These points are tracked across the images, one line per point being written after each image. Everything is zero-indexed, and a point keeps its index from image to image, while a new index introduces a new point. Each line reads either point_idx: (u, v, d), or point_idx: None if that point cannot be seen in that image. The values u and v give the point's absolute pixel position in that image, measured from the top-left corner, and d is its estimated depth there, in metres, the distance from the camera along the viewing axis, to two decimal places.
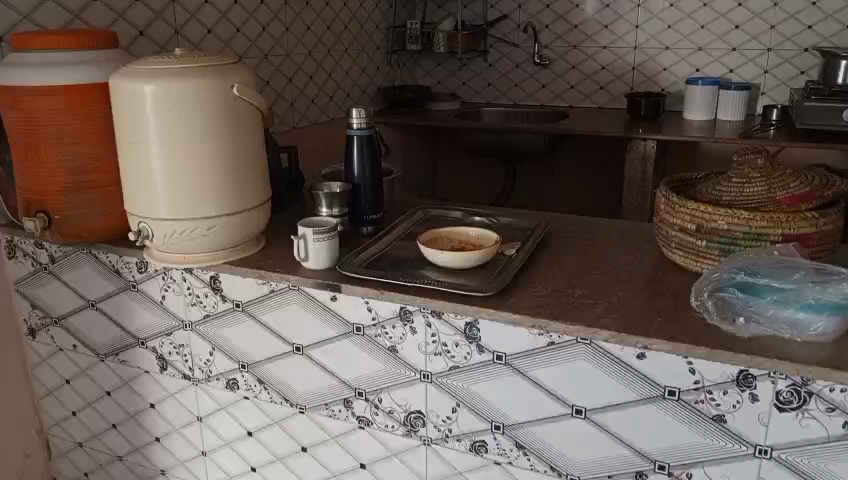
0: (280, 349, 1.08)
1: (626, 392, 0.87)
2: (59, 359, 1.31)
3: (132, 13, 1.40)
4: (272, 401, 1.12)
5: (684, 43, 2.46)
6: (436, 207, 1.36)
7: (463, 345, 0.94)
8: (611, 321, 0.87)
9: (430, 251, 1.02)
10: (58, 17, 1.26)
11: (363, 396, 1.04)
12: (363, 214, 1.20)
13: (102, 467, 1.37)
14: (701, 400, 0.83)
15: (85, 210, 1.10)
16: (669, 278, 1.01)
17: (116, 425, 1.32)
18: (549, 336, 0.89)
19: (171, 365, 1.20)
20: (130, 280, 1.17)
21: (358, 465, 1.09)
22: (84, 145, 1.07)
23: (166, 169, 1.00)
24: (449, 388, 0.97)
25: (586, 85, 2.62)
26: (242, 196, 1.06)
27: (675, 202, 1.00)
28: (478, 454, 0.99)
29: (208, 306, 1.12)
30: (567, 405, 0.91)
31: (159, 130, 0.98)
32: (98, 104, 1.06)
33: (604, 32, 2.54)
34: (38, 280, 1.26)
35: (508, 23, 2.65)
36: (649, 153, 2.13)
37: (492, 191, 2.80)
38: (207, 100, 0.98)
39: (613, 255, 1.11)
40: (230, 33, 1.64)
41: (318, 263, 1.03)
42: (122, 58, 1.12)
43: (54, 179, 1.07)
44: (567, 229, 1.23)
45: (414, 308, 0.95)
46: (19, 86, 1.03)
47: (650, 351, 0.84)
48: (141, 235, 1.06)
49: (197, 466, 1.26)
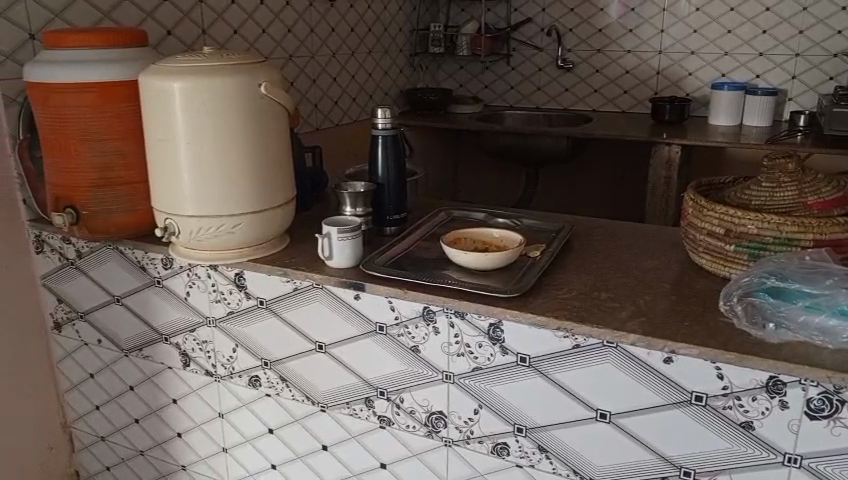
0: (302, 347, 1.08)
1: (652, 397, 0.86)
2: (83, 353, 1.32)
3: (160, 12, 1.41)
4: (293, 398, 1.12)
5: (709, 47, 2.44)
6: (459, 208, 1.35)
7: (487, 346, 0.94)
8: (637, 325, 0.86)
9: (453, 251, 1.01)
10: (89, 16, 1.27)
11: (384, 396, 1.04)
12: (386, 214, 1.20)
13: (123, 461, 1.38)
14: (729, 407, 0.82)
15: (114, 206, 1.11)
16: (694, 282, 0.99)
17: (138, 420, 1.33)
18: (574, 339, 0.88)
19: (193, 361, 1.21)
20: (155, 276, 1.18)
21: (378, 465, 1.09)
22: (112, 141, 1.08)
23: (193, 167, 1.01)
24: (471, 389, 0.97)
25: (610, 89, 2.61)
26: (267, 195, 1.06)
27: (703, 206, 0.98)
28: (500, 456, 0.98)
29: (232, 303, 1.12)
30: (591, 409, 0.90)
31: (186, 128, 0.99)
32: (127, 101, 1.08)
33: (629, 36, 2.52)
34: (64, 274, 1.27)
35: (532, 26, 2.65)
36: (673, 158, 2.12)
37: (513, 195, 2.78)
38: (231, 99, 0.98)
39: (638, 258, 1.09)
40: (256, 34, 1.66)
41: (342, 262, 1.04)
42: (152, 57, 1.13)
43: (83, 175, 1.08)
44: (591, 232, 1.22)
45: (438, 309, 0.95)
46: (51, 83, 1.05)
47: (677, 356, 0.83)
48: (167, 232, 1.07)
49: (218, 463, 1.27)
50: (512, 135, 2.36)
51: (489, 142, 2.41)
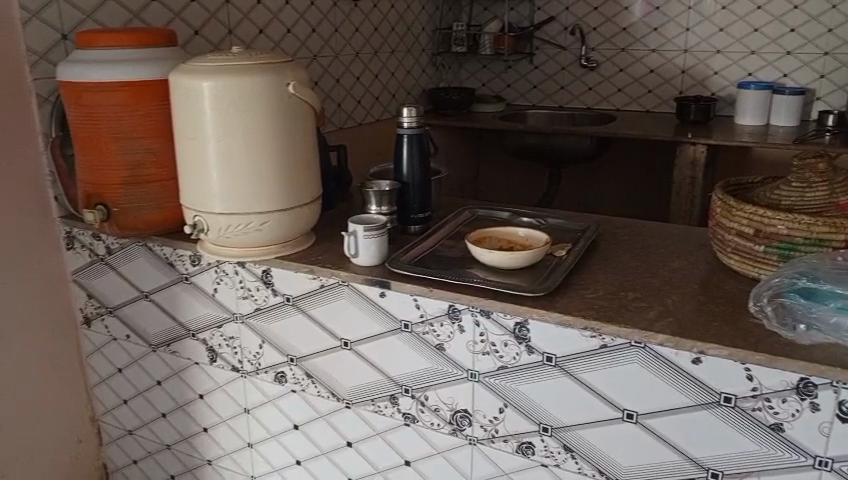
0: (328, 344, 1.09)
1: (680, 397, 0.85)
2: (112, 348, 1.34)
3: (188, 12, 1.42)
4: (319, 395, 1.13)
5: (735, 46, 2.41)
6: (484, 207, 1.35)
7: (512, 345, 0.94)
8: (665, 325, 0.86)
9: (478, 250, 1.02)
10: (119, 17, 1.29)
11: (409, 393, 1.04)
12: (411, 213, 1.21)
13: (150, 455, 1.40)
14: (758, 408, 0.81)
15: (144, 204, 1.13)
16: (722, 283, 0.99)
17: (165, 415, 1.35)
18: (601, 338, 0.87)
19: (220, 357, 1.22)
20: (183, 272, 1.20)
21: (402, 462, 1.09)
22: (142, 139, 1.10)
23: (222, 166, 1.02)
24: (496, 388, 0.97)
25: (634, 88, 2.59)
26: (295, 193, 1.07)
27: (732, 205, 0.98)
28: (525, 455, 0.98)
29: (259, 300, 1.13)
30: (618, 409, 0.90)
31: (215, 127, 1.00)
32: (157, 99, 1.09)
33: (653, 35, 2.50)
34: (94, 270, 1.29)
35: (555, 25, 2.63)
36: (698, 158, 2.10)
37: (536, 194, 2.78)
38: (258, 98, 0.99)
39: (665, 258, 1.09)
40: (281, 33, 1.67)
41: (368, 260, 1.05)
42: (181, 56, 1.15)
43: (115, 172, 1.10)
44: (617, 231, 1.21)
45: (463, 307, 0.95)
46: (84, 82, 1.06)
47: (706, 356, 0.82)
48: (196, 229, 1.08)
49: (244, 458, 1.28)
50: (535, 135, 2.35)
51: (512, 141, 2.41)
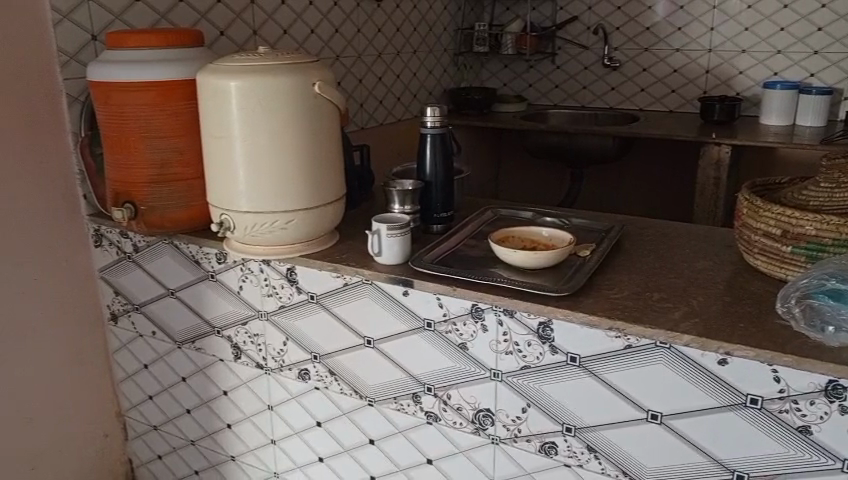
0: (351, 342, 1.10)
1: (705, 398, 0.85)
2: (138, 345, 1.36)
3: (214, 13, 1.44)
4: (342, 392, 1.14)
5: (761, 46, 2.38)
6: (506, 207, 1.35)
7: (536, 345, 0.94)
8: (691, 326, 0.85)
9: (501, 250, 1.02)
10: (147, 18, 1.31)
11: (432, 392, 1.05)
12: (434, 213, 1.21)
13: (174, 451, 1.42)
14: (785, 410, 0.80)
15: (170, 202, 1.15)
16: (748, 284, 0.98)
17: (189, 411, 1.36)
18: (626, 339, 0.87)
19: (245, 354, 1.23)
20: (209, 270, 1.21)
21: (425, 460, 1.10)
22: (169, 139, 1.12)
23: (247, 165, 1.03)
24: (520, 388, 0.97)
25: (657, 89, 2.57)
26: (319, 191, 1.08)
27: (758, 206, 0.97)
28: (548, 455, 0.98)
29: (284, 297, 1.15)
30: (642, 410, 0.89)
31: (241, 127, 1.02)
32: (184, 99, 1.11)
33: (677, 34, 2.48)
34: (121, 267, 1.31)
35: (578, 25, 2.62)
36: (722, 158, 2.08)
37: (557, 194, 2.77)
38: (282, 98, 1.00)
39: (690, 259, 1.08)
40: (304, 34, 1.68)
41: (391, 259, 1.05)
42: (207, 56, 1.16)
43: (142, 171, 1.12)
44: (641, 231, 1.21)
45: (487, 307, 0.96)
46: (113, 82, 1.08)
47: (732, 357, 0.81)
48: (223, 227, 1.09)
49: (267, 454, 1.29)
50: (557, 135, 2.34)
51: (533, 141, 2.40)
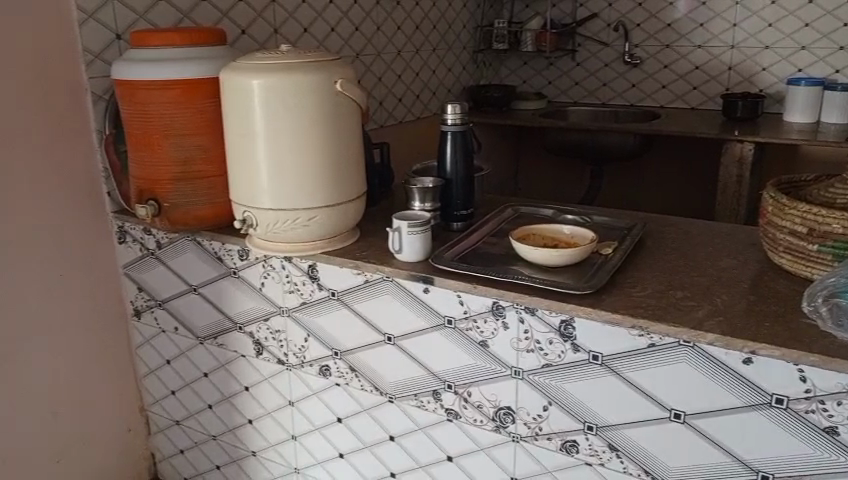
0: (372, 339, 1.10)
1: (729, 398, 0.84)
2: (161, 340, 1.38)
3: (236, 11, 1.45)
4: (362, 388, 1.15)
5: (785, 42, 2.35)
6: (526, 205, 1.34)
7: (557, 343, 0.93)
8: (714, 325, 0.84)
9: (522, 248, 1.01)
10: (170, 17, 1.32)
11: (452, 389, 1.05)
12: (454, 210, 1.21)
13: (196, 445, 1.43)
14: (811, 411, 0.79)
15: (193, 199, 1.16)
16: (773, 283, 0.97)
17: (211, 406, 1.38)
18: (650, 337, 0.87)
19: (266, 350, 1.24)
20: (231, 267, 1.22)
21: (445, 457, 1.10)
22: (193, 136, 1.13)
23: (271, 163, 1.04)
24: (541, 386, 0.97)
25: (679, 86, 2.54)
26: (341, 189, 1.09)
27: (783, 204, 0.96)
28: (569, 454, 0.98)
29: (305, 294, 1.15)
30: (665, 409, 0.89)
31: (265, 124, 1.02)
32: (207, 97, 1.12)
33: (699, 31, 2.46)
34: (144, 264, 1.33)
35: (598, 22, 2.61)
36: (745, 156, 2.05)
37: (576, 192, 2.75)
38: (306, 95, 1.01)
39: (713, 257, 1.07)
40: (325, 32, 1.69)
41: (411, 256, 1.05)
42: (230, 55, 1.17)
43: (166, 168, 1.13)
44: (663, 230, 1.20)
45: (508, 304, 0.96)
46: (138, 80, 1.10)
47: (757, 356, 0.81)
48: (246, 224, 1.10)
49: (288, 450, 1.30)
50: (577, 132, 2.33)
51: (552, 139, 2.39)
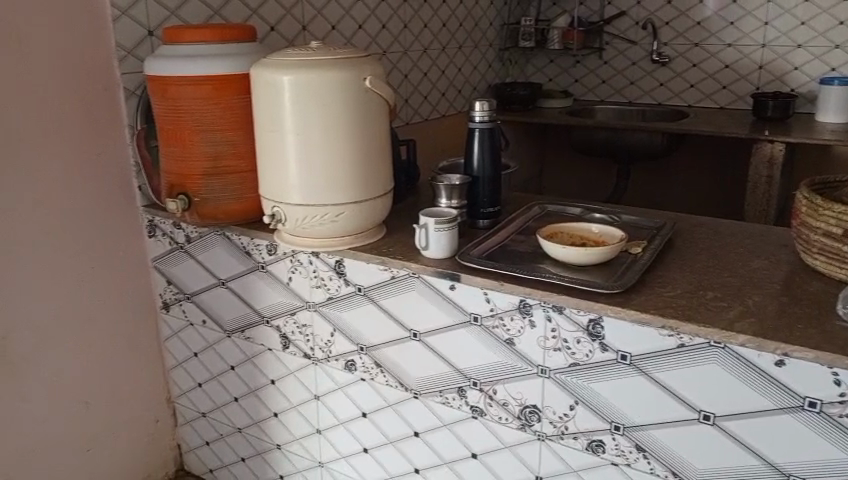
0: (397, 335, 1.11)
1: (761, 400, 0.83)
2: (188, 333, 1.40)
3: (265, 9, 1.46)
4: (387, 384, 1.15)
5: (818, 40, 2.31)
6: (554, 203, 1.34)
7: (585, 342, 0.93)
8: (746, 326, 0.83)
9: (550, 246, 1.01)
10: (201, 14, 1.34)
11: (477, 386, 1.05)
12: (481, 207, 1.21)
13: (222, 437, 1.45)
14: (846, 415, 0.78)
15: (223, 194, 1.17)
16: (806, 284, 0.95)
17: (237, 399, 1.39)
18: (679, 337, 0.86)
19: (293, 344, 1.25)
20: (260, 261, 1.23)
21: (469, 455, 1.10)
22: (224, 132, 1.14)
23: (300, 158, 1.05)
24: (567, 385, 0.96)
25: (707, 84, 2.51)
26: (369, 185, 1.09)
27: (818, 204, 0.93)
28: (595, 453, 0.97)
29: (332, 289, 1.16)
30: (695, 410, 0.88)
31: (295, 121, 1.03)
32: (239, 93, 1.13)
33: (729, 29, 2.42)
34: (173, 257, 1.34)
35: (626, 20, 2.59)
36: (776, 156, 2.02)
37: (601, 191, 2.74)
38: (336, 91, 1.02)
39: (745, 258, 1.05)
40: (352, 29, 1.70)
41: (438, 253, 1.05)
42: (260, 51, 1.18)
43: (197, 163, 1.14)
44: (693, 229, 1.18)
45: (535, 302, 0.95)
46: (170, 76, 1.11)
47: (790, 359, 0.79)
48: (275, 219, 1.11)
49: (312, 444, 1.31)
50: (604, 131, 2.31)
51: (578, 137, 2.37)
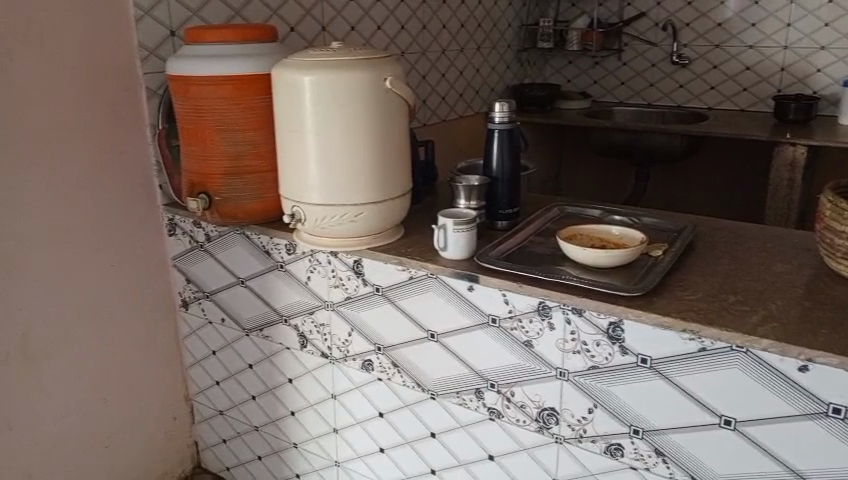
0: (415, 335, 1.11)
1: (783, 405, 0.82)
2: (207, 331, 1.40)
3: (286, 9, 1.47)
4: (405, 384, 1.15)
5: (841, 42, 2.28)
6: (573, 204, 1.33)
7: (605, 345, 0.92)
8: (769, 330, 0.82)
9: (570, 248, 1.00)
10: (223, 14, 1.35)
11: (495, 388, 1.05)
12: (500, 209, 1.20)
13: (239, 435, 1.46)
14: None
15: (243, 193, 1.17)
16: (830, 289, 0.94)
17: (254, 397, 1.40)
18: (700, 341, 0.85)
19: (310, 343, 1.26)
20: (279, 260, 1.24)
21: (486, 456, 1.10)
22: (245, 131, 1.14)
23: (320, 158, 1.05)
24: (586, 388, 0.96)
25: (728, 86, 2.49)
26: (388, 185, 1.09)
27: (842, 208, 0.91)
28: (613, 457, 0.97)
29: (350, 289, 1.16)
30: (715, 415, 0.87)
31: (315, 121, 1.03)
32: (260, 93, 1.14)
33: (751, 31, 2.40)
34: (193, 256, 1.36)
35: (646, 21, 2.57)
36: (797, 159, 1.99)
37: (619, 194, 2.72)
38: (356, 92, 1.02)
39: (767, 262, 1.04)
40: (371, 30, 1.70)
41: (457, 254, 1.05)
42: (281, 51, 1.19)
43: (217, 162, 1.15)
44: (715, 232, 1.17)
45: (554, 304, 0.95)
46: (193, 76, 1.12)
47: (814, 364, 0.78)
48: (294, 219, 1.12)
49: (329, 443, 1.32)
50: (622, 132, 2.30)
51: (597, 139, 2.36)
